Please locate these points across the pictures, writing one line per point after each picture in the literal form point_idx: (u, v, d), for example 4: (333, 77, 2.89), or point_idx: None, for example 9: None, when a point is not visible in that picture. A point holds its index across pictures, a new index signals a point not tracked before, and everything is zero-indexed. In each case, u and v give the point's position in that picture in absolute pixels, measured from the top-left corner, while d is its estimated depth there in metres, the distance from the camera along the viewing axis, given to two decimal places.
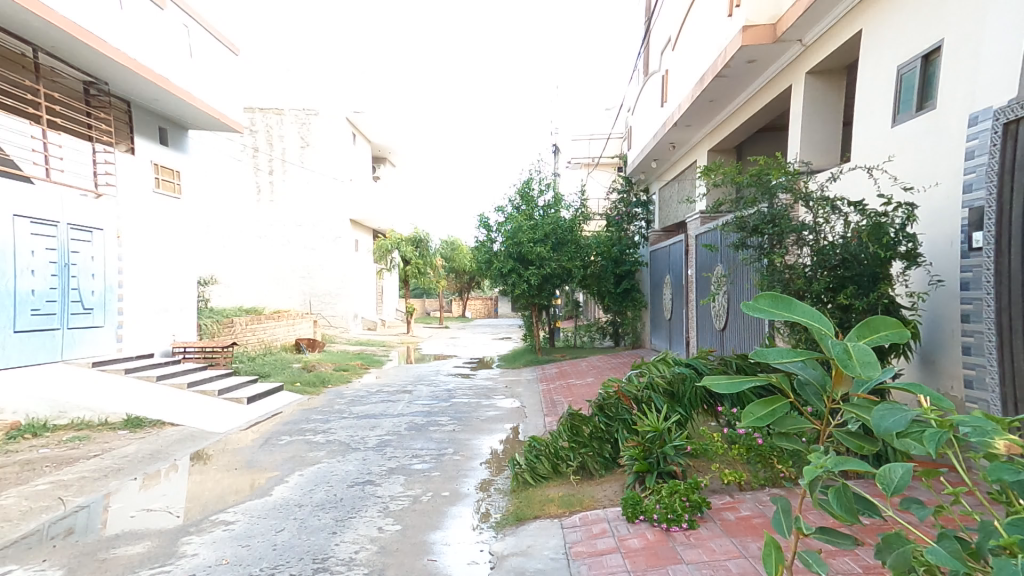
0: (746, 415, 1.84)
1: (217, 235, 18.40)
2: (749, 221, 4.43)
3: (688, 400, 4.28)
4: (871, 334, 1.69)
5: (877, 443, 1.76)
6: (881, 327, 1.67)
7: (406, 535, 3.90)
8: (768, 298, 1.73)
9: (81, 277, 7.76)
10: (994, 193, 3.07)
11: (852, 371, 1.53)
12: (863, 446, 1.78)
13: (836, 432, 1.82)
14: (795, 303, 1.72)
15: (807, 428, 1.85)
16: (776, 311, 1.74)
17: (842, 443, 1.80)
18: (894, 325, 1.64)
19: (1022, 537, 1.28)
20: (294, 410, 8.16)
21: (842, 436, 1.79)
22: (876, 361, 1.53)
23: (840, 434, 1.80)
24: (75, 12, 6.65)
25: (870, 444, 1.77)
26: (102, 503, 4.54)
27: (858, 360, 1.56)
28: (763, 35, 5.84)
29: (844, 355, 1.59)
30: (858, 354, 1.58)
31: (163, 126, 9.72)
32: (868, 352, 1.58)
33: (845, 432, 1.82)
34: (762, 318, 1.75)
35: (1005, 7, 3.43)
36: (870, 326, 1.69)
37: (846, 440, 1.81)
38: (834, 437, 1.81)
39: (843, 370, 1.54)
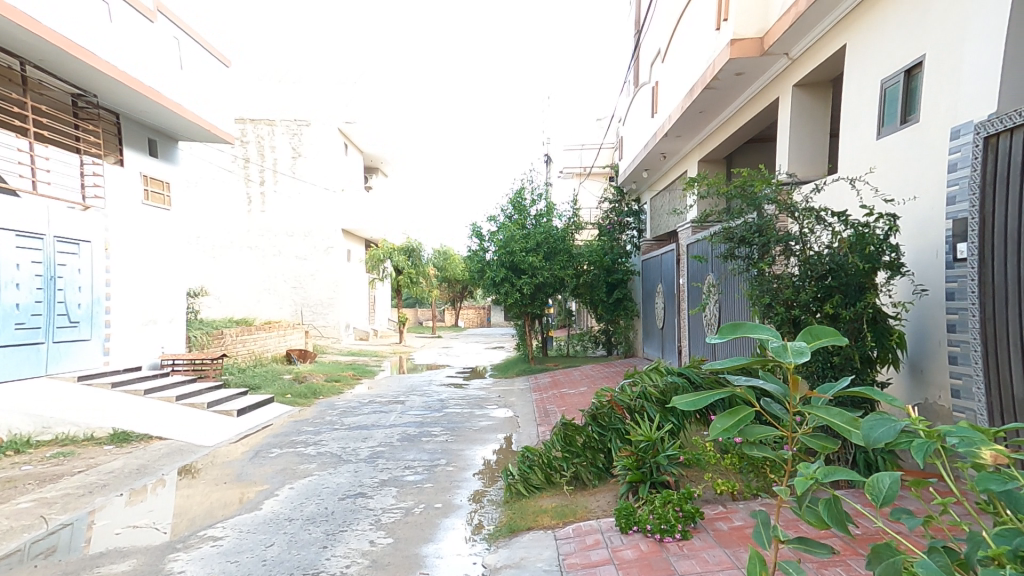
0: (713, 427, 1.83)
1: (207, 246, 18.28)
2: (736, 232, 4.50)
3: (681, 409, 4.29)
4: (815, 341, 1.82)
5: (839, 440, 1.74)
6: (823, 334, 1.82)
7: (398, 549, 3.86)
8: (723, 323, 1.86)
9: (67, 290, 7.66)
10: (977, 204, 3.13)
11: (786, 361, 1.67)
12: (827, 446, 1.76)
13: (802, 436, 1.82)
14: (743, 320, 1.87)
15: (775, 434, 1.86)
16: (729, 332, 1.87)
17: (807, 445, 1.79)
18: (834, 332, 1.78)
19: (1012, 548, 1.29)
20: (285, 422, 8.08)
21: (806, 438, 1.79)
22: (807, 350, 1.66)
23: (804, 437, 1.80)
24: (64, 25, 6.64)
25: (834, 444, 1.76)
26: (86, 520, 4.46)
27: (792, 352, 1.69)
28: (750, 48, 5.94)
29: (780, 349, 1.72)
30: (793, 347, 1.70)
31: (153, 136, 9.68)
32: (802, 346, 1.71)
33: (811, 435, 1.82)
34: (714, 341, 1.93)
35: (985, 25, 3.52)
36: (813, 334, 1.83)
37: (811, 442, 1.80)
38: (800, 441, 1.80)
39: (777, 360, 1.68)
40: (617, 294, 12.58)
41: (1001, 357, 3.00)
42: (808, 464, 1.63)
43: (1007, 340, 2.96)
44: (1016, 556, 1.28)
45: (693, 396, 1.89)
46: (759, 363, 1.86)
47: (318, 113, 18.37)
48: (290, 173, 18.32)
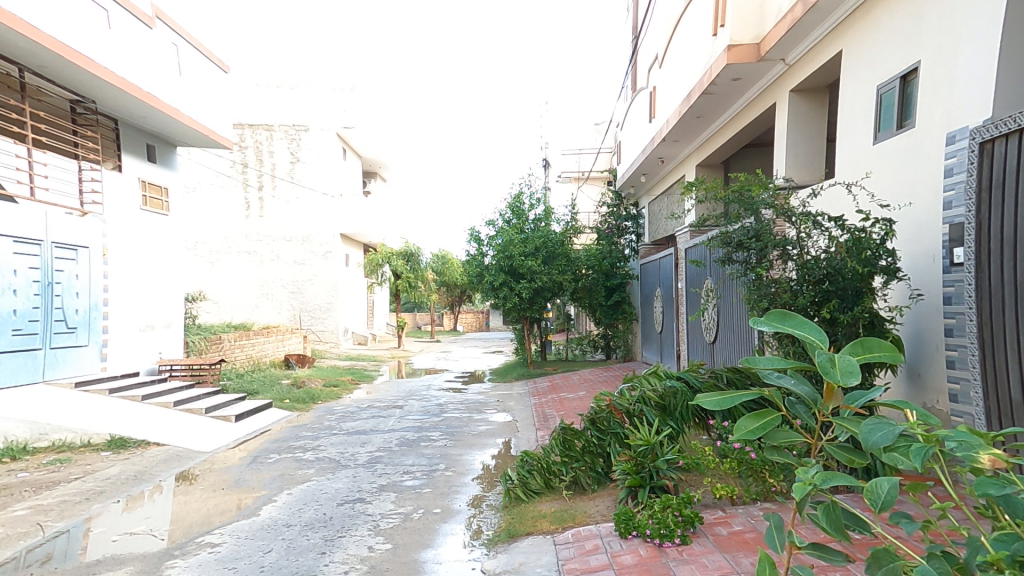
0: (738, 427, 1.88)
1: (205, 250, 18.28)
2: (734, 236, 4.53)
3: (680, 413, 4.25)
4: (865, 353, 1.88)
5: (867, 456, 1.75)
6: (875, 347, 1.87)
7: (396, 554, 3.84)
8: (773, 312, 1.91)
9: (65, 296, 7.65)
10: (973, 209, 3.14)
11: (834, 378, 1.67)
12: (854, 459, 1.77)
13: (827, 445, 1.83)
14: (793, 317, 1.89)
15: (798, 441, 1.87)
16: (775, 325, 1.91)
17: (832, 456, 1.80)
18: (888, 347, 1.83)
19: (1009, 554, 1.28)
20: (283, 427, 8.05)
21: (831, 449, 1.80)
22: (857, 370, 1.65)
23: (830, 447, 1.81)
24: (62, 31, 6.65)
25: (860, 457, 1.77)
26: (82, 528, 4.43)
27: (841, 368, 1.69)
28: (747, 53, 5.98)
29: (828, 363, 1.72)
30: (842, 364, 1.70)
31: (151, 142, 9.68)
32: (852, 363, 1.71)
33: (836, 445, 1.83)
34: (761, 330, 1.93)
35: (980, 32, 3.54)
36: (864, 346, 1.88)
37: (837, 454, 1.81)
38: (824, 451, 1.82)
39: (824, 376, 1.69)
40: (615, 298, 12.58)
41: (998, 360, 3.00)
42: (807, 469, 1.64)
43: (1003, 344, 2.97)
44: (1014, 562, 1.27)
45: (720, 395, 1.93)
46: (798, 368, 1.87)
47: (316, 118, 18.40)
48: (288, 178, 18.35)
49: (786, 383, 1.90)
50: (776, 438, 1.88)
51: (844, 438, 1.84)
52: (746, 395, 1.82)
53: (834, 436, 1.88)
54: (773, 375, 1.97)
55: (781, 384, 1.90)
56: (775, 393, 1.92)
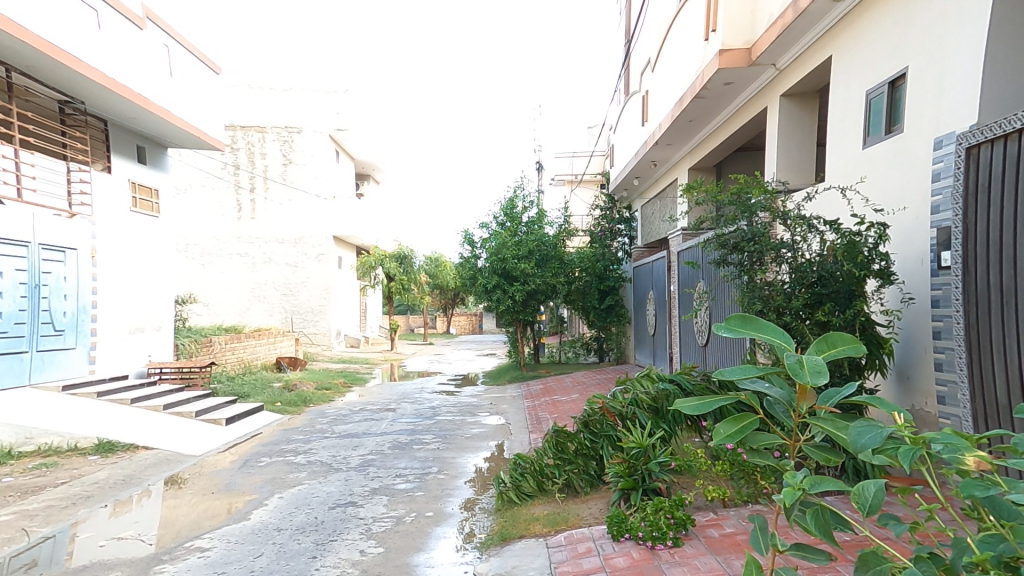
0: (717, 432, 1.91)
1: (196, 252, 18.14)
2: (729, 239, 4.53)
3: (671, 417, 4.29)
4: (830, 349, 1.93)
5: (843, 455, 1.83)
6: (839, 342, 1.92)
7: (389, 558, 3.82)
8: (737, 317, 2.00)
9: (52, 298, 7.56)
10: (960, 213, 3.19)
11: (802, 379, 1.71)
12: (830, 459, 1.85)
13: (805, 446, 1.90)
14: (759, 322, 1.96)
15: (778, 443, 1.92)
16: (745, 330, 1.98)
17: (810, 456, 1.87)
18: (850, 340, 1.88)
19: (994, 554, 1.30)
20: (274, 431, 7.98)
21: (810, 449, 1.86)
22: (825, 370, 1.70)
23: (808, 448, 1.88)
24: (52, 32, 6.60)
25: (836, 457, 1.85)
26: (69, 533, 4.38)
27: (809, 369, 1.73)
28: (738, 58, 6.04)
29: (797, 364, 1.75)
30: (810, 364, 1.74)
31: (141, 143, 9.61)
32: (819, 363, 1.75)
33: (813, 446, 1.91)
34: (732, 336, 2.01)
35: (966, 39, 3.60)
36: (828, 342, 1.94)
37: (814, 453, 1.88)
38: (803, 452, 1.87)
39: (793, 377, 1.72)
40: (608, 301, 12.60)
41: (984, 363, 3.04)
42: (796, 474, 1.64)
43: (990, 347, 3.00)
44: (1000, 563, 1.29)
45: (698, 400, 2.00)
46: (770, 371, 1.91)
47: (308, 120, 18.34)
48: (281, 180, 18.30)
49: (760, 386, 1.94)
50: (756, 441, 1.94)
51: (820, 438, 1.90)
52: (721, 400, 1.87)
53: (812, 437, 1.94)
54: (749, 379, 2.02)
55: (756, 388, 1.94)
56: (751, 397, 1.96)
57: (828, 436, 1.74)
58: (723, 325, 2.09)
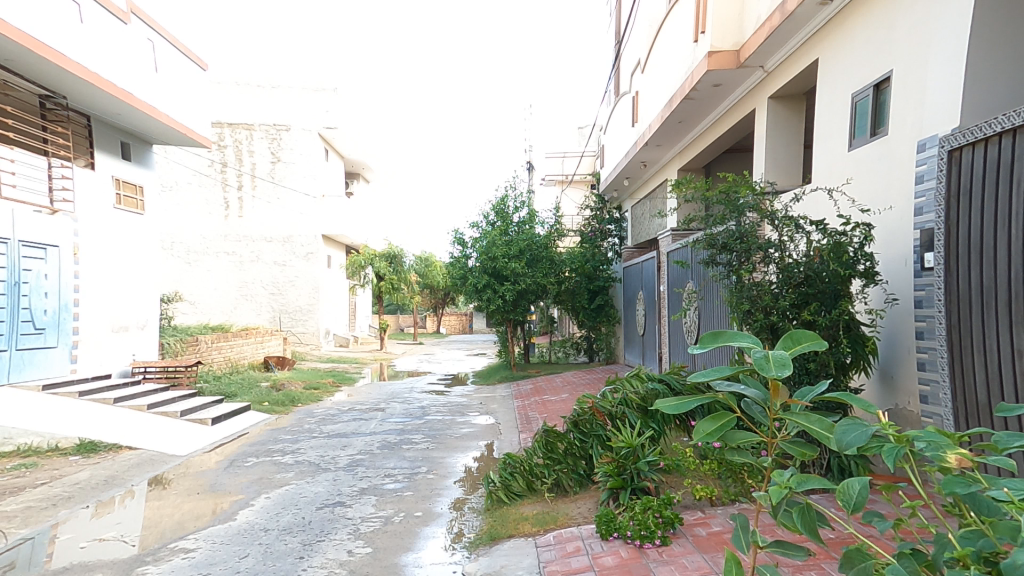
0: (696, 432, 1.92)
1: (182, 250, 17.92)
2: (718, 238, 4.57)
3: (661, 415, 4.27)
4: (795, 345, 1.94)
5: (817, 448, 1.80)
6: (803, 338, 1.93)
7: (377, 558, 3.80)
8: (706, 333, 1.98)
9: (33, 296, 7.41)
10: (942, 215, 3.24)
11: (768, 373, 1.71)
12: (806, 453, 1.82)
13: (782, 443, 1.88)
14: (729, 333, 1.94)
15: (756, 441, 1.92)
16: (711, 341, 1.98)
17: (787, 451, 1.85)
18: (813, 337, 1.89)
19: (974, 549, 1.31)
20: (261, 431, 7.89)
21: (785, 445, 1.85)
22: (789, 362, 1.70)
23: (785, 444, 1.85)
24: (32, 25, 6.47)
25: (811, 450, 1.82)
26: (48, 535, 4.30)
27: (774, 363, 1.74)
28: (727, 60, 6.08)
29: (762, 360, 1.77)
30: (774, 358, 1.75)
31: (126, 139, 9.47)
32: (784, 356, 1.76)
33: (789, 441, 1.88)
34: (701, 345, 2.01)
35: (947, 44, 3.66)
36: (793, 339, 1.95)
37: (791, 449, 1.86)
38: (781, 448, 1.85)
39: (759, 372, 1.72)
40: (598, 301, 12.66)
41: (966, 362, 3.09)
42: (782, 472, 1.64)
43: (971, 346, 3.05)
44: (979, 558, 1.30)
45: (676, 401, 1.99)
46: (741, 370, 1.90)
47: (297, 118, 18.19)
48: (269, 178, 18.13)
49: (734, 387, 1.93)
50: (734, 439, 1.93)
51: (796, 433, 1.89)
52: (699, 400, 1.87)
53: (788, 432, 1.93)
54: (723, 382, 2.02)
55: (730, 388, 1.92)
56: (726, 398, 1.95)
57: (805, 431, 1.74)
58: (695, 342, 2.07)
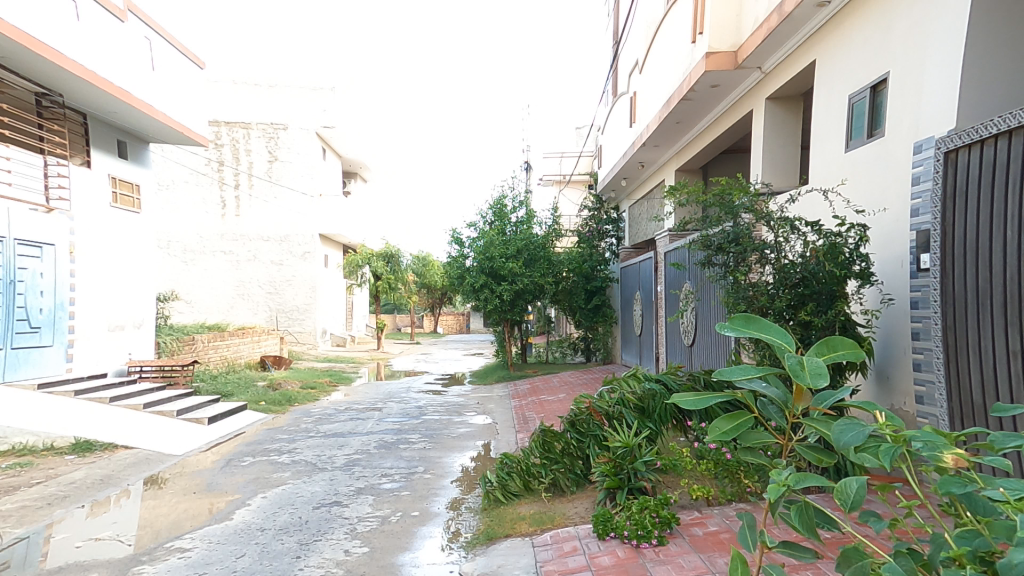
0: (712, 429, 1.92)
1: (178, 249, 17.86)
2: (714, 240, 4.64)
3: (658, 415, 4.30)
4: (830, 352, 1.94)
5: (834, 455, 1.81)
6: (839, 346, 1.93)
7: (374, 558, 3.80)
8: (739, 317, 1.98)
9: (28, 294, 7.38)
10: (938, 216, 3.26)
11: (803, 381, 1.72)
12: (822, 459, 1.83)
13: (796, 447, 1.87)
14: (763, 322, 1.94)
15: (770, 442, 1.91)
16: (746, 329, 1.97)
17: (802, 456, 1.85)
18: (850, 346, 1.89)
19: (970, 549, 1.31)
20: (258, 430, 7.88)
21: (801, 449, 1.85)
22: (825, 371, 1.70)
23: (800, 448, 1.86)
24: (29, 22, 6.45)
25: (829, 457, 1.83)
26: (43, 534, 4.27)
27: (809, 371, 1.74)
28: (724, 61, 6.11)
29: (797, 366, 1.76)
30: (810, 366, 1.75)
31: (122, 138, 9.43)
32: (820, 365, 1.76)
33: (806, 446, 1.89)
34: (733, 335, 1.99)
35: (943, 46, 3.68)
36: (829, 346, 1.95)
37: (806, 453, 1.86)
38: (795, 451, 1.86)
39: (794, 378, 1.73)
40: (595, 301, 12.67)
41: (961, 363, 3.11)
42: (780, 470, 1.64)
43: (967, 347, 3.07)
44: (976, 558, 1.30)
45: (696, 396, 1.96)
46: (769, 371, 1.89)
47: (295, 117, 18.16)
48: (266, 177, 18.08)
49: (756, 386, 1.93)
50: (749, 440, 1.92)
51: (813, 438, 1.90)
52: (719, 397, 1.86)
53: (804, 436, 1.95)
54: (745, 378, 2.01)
55: (753, 387, 1.92)
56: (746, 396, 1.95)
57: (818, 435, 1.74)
58: (726, 325, 2.07)
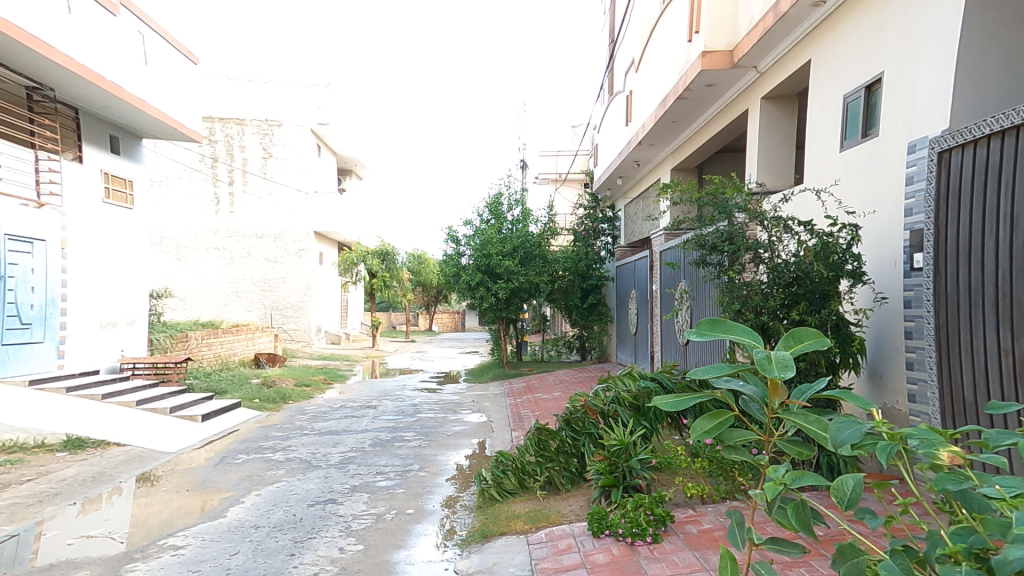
0: (694, 430, 1.92)
1: (171, 245, 17.76)
2: (708, 239, 4.65)
3: (653, 414, 4.30)
4: (797, 344, 1.93)
5: (814, 448, 1.81)
6: (805, 337, 1.93)
7: (369, 555, 3.79)
8: (705, 322, 1.98)
9: (19, 290, 7.30)
10: (932, 216, 3.28)
11: (771, 374, 1.72)
12: (802, 453, 1.82)
13: (777, 441, 1.88)
14: (729, 323, 1.96)
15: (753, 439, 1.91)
16: (715, 332, 1.97)
17: (783, 451, 1.85)
18: (815, 335, 1.89)
19: (966, 546, 1.31)
20: (252, 427, 7.83)
21: (782, 444, 1.85)
22: (792, 363, 1.70)
23: (781, 443, 1.86)
24: (18, 16, 6.36)
25: (808, 450, 1.82)
26: (34, 531, 4.24)
27: (777, 363, 1.74)
28: (720, 60, 6.12)
29: (765, 360, 1.77)
30: (778, 359, 1.75)
31: (114, 133, 9.33)
32: (787, 357, 1.76)
33: (786, 440, 1.89)
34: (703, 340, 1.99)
35: (937, 46, 3.70)
36: (796, 337, 1.95)
37: (787, 449, 1.86)
38: (777, 447, 1.86)
39: (763, 372, 1.73)
40: (591, 299, 12.70)
41: (953, 363, 3.14)
42: (777, 468, 1.64)
43: (958, 346, 3.10)
44: (971, 555, 1.30)
45: (675, 398, 1.96)
46: (742, 368, 1.90)
47: (290, 113, 18.05)
48: (260, 174, 17.98)
49: (734, 385, 1.93)
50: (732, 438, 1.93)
51: (794, 433, 1.90)
52: (698, 397, 1.86)
53: (785, 432, 1.94)
54: (721, 378, 2.01)
55: (730, 385, 1.93)
56: (726, 395, 1.96)
57: (802, 431, 1.75)
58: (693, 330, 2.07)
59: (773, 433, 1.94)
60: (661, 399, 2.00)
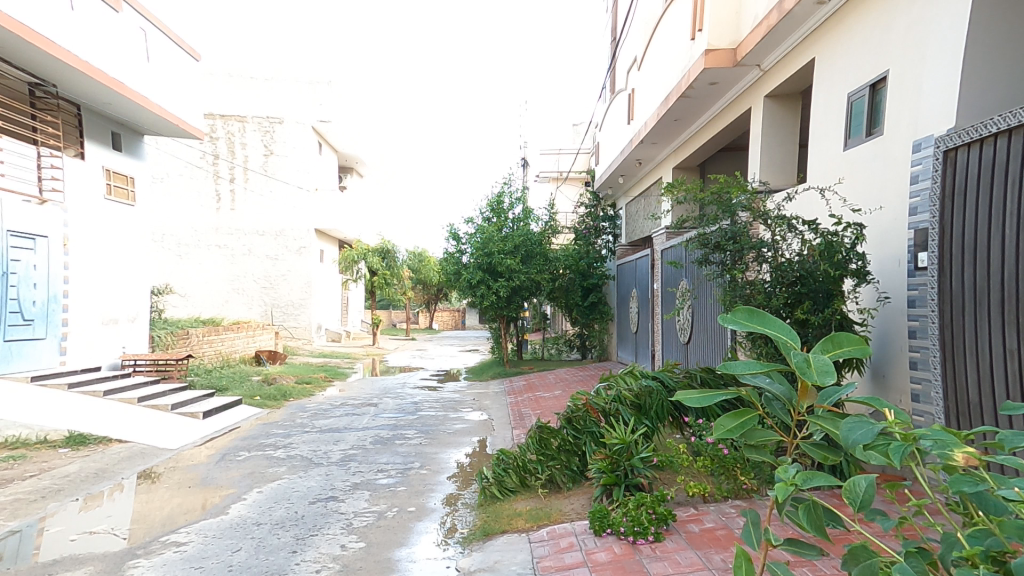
0: (717, 427, 1.90)
1: (172, 242, 17.77)
2: (712, 238, 4.62)
3: (655, 412, 4.31)
4: (835, 349, 1.88)
5: (840, 453, 1.80)
6: (844, 342, 1.87)
7: (370, 553, 3.78)
8: (742, 310, 1.93)
9: (21, 286, 7.29)
10: (937, 215, 3.27)
11: (810, 378, 1.70)
12: (828, 457, 1.82)
13: (802, 443, 1.86)
14: (767, 317, 1.89)
15: (775, 440, 1.91)
16: (750, 323, 1.92)
17: (807, 453, 1.84)
18: (857, 341, 1.83)
19: (983, 549, 1.30)
20: (253, 424, 7.83)
21: (807, 447, 1.83)
22: (833, 369, 1.68)
23: (805, 445, 1.85)
24: (21, 12, 6.35)
25: (834, 454, 1.82)
26: (37, 527, 4.24)
27: (817, 368, 1.71)
28: (724, 58, 6.10)
29: (804, 363, 1.74)
30: (817, 363, 1.73)
31: (116, 129, 9.31)
32: (827, 362, 1.73)
33: (811, 443, 1.88)
34: (735, 329, 1.95)
35: (942, 45, 3.69)
36: (834, 342, 1.89)
37: (812, 451, 1.85)
38: (800, 449, 1.85)
39: (801, 377, 1.71)
40: (591, 298, 12.71)
41: (958, 363, 3.13)
42: (789, 468, 1.62)
43: (962, 346, 3.09)
44: (988, 557, 1.29)
45: (701, 394, 1.93)
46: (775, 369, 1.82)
47: (291, 111, 18.03)
48: (262, 171, 17.94)
49: (761, 382, 1.92)
50: (754, 437, 1.92)
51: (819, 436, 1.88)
52: (726, 394, 1.83)
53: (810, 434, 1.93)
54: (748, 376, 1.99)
55: (756, 383, 1.93)
56: (751, 393, 1.94)
57: (824, 433, 1.72)
58: (727, 316, 2.02)
59: (797, 434, 1.93)
60: (685, 393, 1.97)
